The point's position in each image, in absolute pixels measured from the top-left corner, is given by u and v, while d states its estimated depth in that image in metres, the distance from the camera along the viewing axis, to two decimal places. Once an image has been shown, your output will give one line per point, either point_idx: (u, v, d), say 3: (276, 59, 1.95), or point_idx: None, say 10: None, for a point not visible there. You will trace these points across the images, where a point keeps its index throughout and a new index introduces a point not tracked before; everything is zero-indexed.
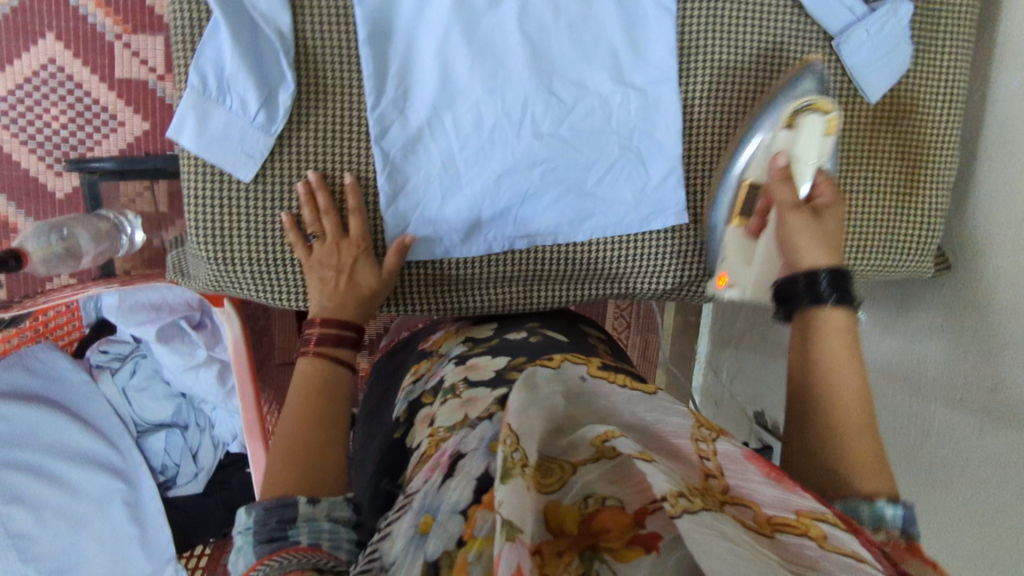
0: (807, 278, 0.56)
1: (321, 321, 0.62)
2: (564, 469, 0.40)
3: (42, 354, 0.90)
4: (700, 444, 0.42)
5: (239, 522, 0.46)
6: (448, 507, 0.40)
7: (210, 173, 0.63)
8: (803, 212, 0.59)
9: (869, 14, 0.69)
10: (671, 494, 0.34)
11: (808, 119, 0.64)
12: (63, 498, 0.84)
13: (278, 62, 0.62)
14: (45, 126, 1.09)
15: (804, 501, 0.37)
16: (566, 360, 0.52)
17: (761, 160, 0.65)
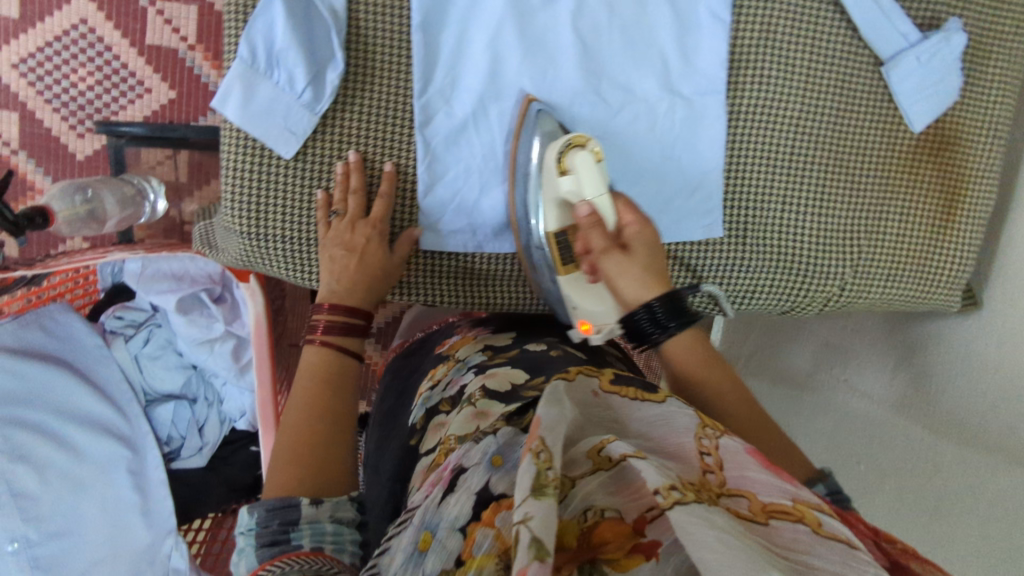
0: (646, 314, 0.53)
1: (329, 307, 0.61)
2: (564, 482, 0.39)
3: (58, 316, 0.89)
4: (702, 441, 0.42)
5: (241, 523, 0.48)
6: (448, 523, 0.41)
7: (251, 145, 0.62)
8: (616, 251, 0.56)
9: (922, 41, 0.67)
10: (663, 487, 0.34)
11: (577, 158, 0.60)
12: (67, 461, 0.83)
13: (329, 40, 0.61)
14: (72, 87, 1.08)
15: (800, 490, 0.38)
16: (581, 371, 0.49)
17: (556, 209, 0.62)
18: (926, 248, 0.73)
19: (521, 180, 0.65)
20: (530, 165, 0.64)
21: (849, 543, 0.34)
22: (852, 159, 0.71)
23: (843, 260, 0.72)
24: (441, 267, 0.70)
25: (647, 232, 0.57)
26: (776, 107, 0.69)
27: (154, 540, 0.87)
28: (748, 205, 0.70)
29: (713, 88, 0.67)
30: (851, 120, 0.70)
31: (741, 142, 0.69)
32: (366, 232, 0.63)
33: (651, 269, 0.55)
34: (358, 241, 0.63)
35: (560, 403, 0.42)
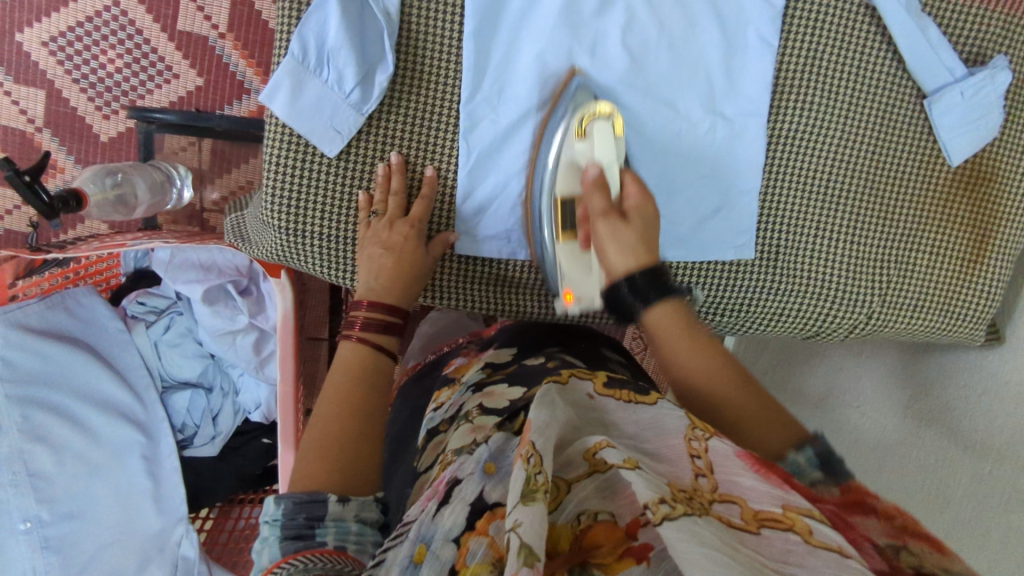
0: (625, 284, 0.53)
1: (369, 304, 0.61)
2: (559, 488, 0.39)
3: (81, 297, 0.89)
4: (693, 443, 0.41)
5: (267, 512, 0.48)
6: (442, 535, 0.39)
7: (296, 142, 0.63)
8: (613, 217, 0.56)
9: (967, 76, 0.67)
10: (652, 502, 0.33)
11: (598, 126, 0.61)
12: (83, 444, 0.83)
13: (380, 42, 0.62)
14: (100, 68, 1.08)
15: (790, 497, 0.37)
16: (572, 374, 0.50)
17: (567, 172, 0.61)
18: (956, 283, 0.73)
19: (542, 148, 0.64)
20: (551, 133, 0.63)
21: (840, 553, 0.33)
22: (889, 188, 0.71)
23: (873, 289, 0.72)
24: (467, 272, 0.70)
25: (647, 206, 0.58)
26: (818, 132, 0.69)
27: (165, 528, 0.87)
28: (782, 228, 0.70)
29: (756, 110, 0.68)
30: (891, 149, 0.70)
31: (780, 166, 0.69)
32: (404, 230, 0.63)
33: (646, 236, 0.56)
34: (395, 239, 0.62)
35: (551, 405, 0.42)
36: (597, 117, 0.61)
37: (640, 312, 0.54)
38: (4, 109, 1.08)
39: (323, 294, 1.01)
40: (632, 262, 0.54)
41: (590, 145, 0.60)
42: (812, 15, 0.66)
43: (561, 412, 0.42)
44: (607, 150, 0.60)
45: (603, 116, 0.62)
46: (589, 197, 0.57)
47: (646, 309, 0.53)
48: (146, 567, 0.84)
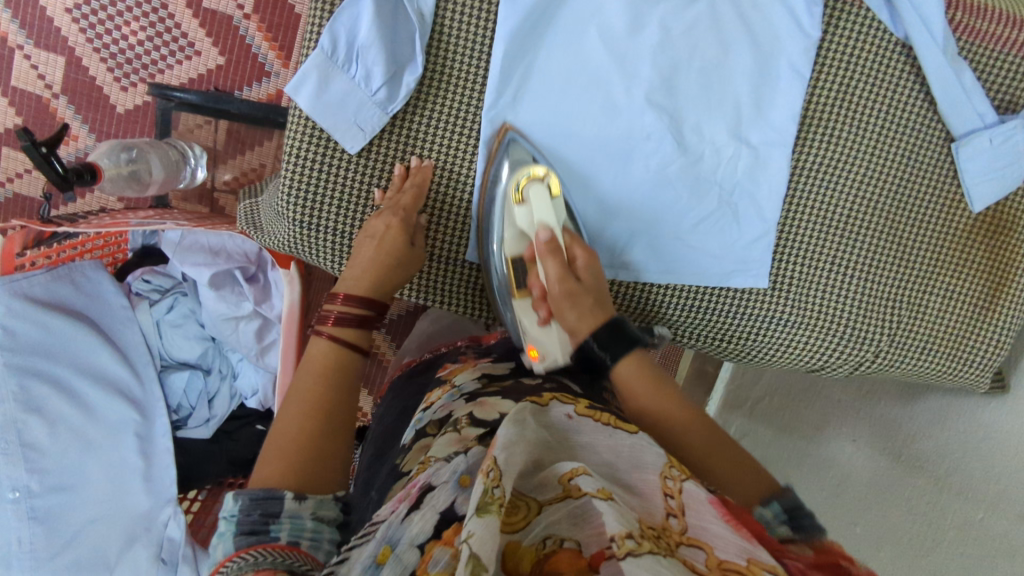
0: (591, 343, 0.60)
1: (343, 298, 0.60)
2: (530, 508, 0.39)
3: (89, 272, 0.88)
4: (667, 482, 0.41)
5: (223, 509, 0.47)
6: (409, 539, 0.40)
7: (318, 136, 0.62)
8: (570, 282, 0.61)
9: (997, 124, 0.67)
10: (619, 535, 0.33)
11: (533, 189, 0.63)
12: (78, 417, 0.83)
13: (411, 42, 0.61)
14: (122, 39, 1.08)
15: (757, 551, 0.36)
16: (556, 399, 0.49)
17: (516, 239, 0.64)
18: (966, 329, 0.72)
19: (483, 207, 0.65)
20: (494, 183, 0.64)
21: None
22: (908, 229, 0.70)
23: (882, 328, 0.71)
24: (478, 278, 0.69)
25: (594, 266, 0.63)
26: (842, 168, 0.68)
27: (153, 507, 0.86)
28: (798, 261, 0.69)
29: (782, 140, 0.67)
30: (913, 190, 0.70)
31: (801, 198, 0.68)
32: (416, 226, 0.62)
33: (598, 301, 0.61)
34: (393, 226, 0.61)
35: (523, 423, 0.44)
36: (531, 180, 0.63)
37: (607, 368, 0.59)
38: (23, 73, 1.08)
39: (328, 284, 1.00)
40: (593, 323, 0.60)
41: (529, 210, 0.63)
42: (846, 49, 0.66)
43: (532, 431, 0.43)
44: (547, 210, 0.63)
45: (536, 178, 0.63)
46: (546, 263, 0.61)
47: (613, 365, 0.59)
48: (131, 545, 0.83)
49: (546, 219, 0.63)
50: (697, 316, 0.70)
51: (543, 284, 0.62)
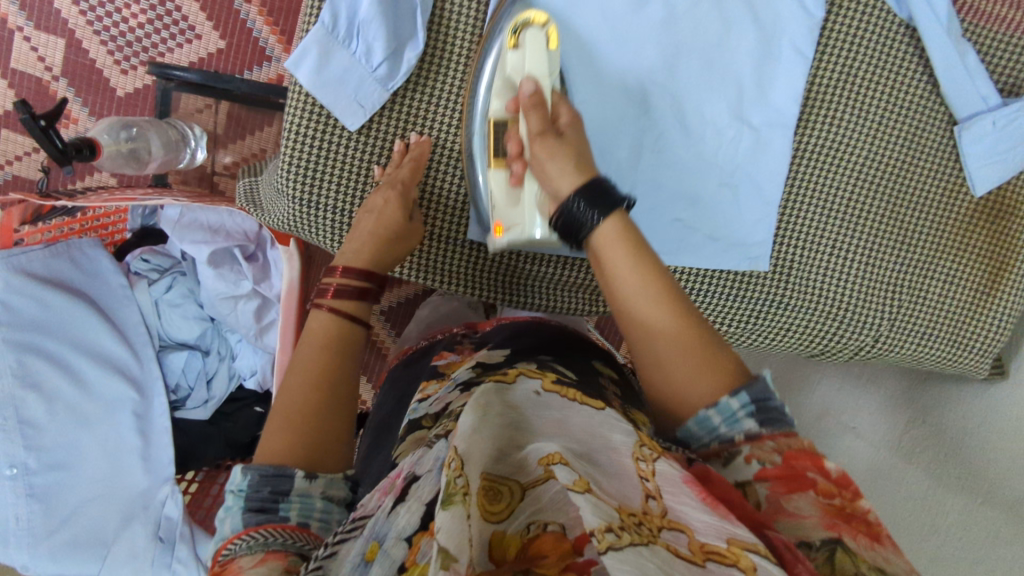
0: (573, 204, 0.52)
1: (342, 271, 0.60)
2: (514, 492, 0.38)
3: (87, 250, 0.88)
4: (640, 463, 0.40)
5: (232, 482, 0.48)
6: (396, 533, 0.39)
7: (318, 113, 0.62)
8: (548, 137, 0.54)
9: (1001, 107, 0.66)
10: (598, 529, 0.32)
11: (529, 36, 0.58)
12: (76, 394, 0.83)
13: (413, 19, 0.61)
14: (123, 22, 1.07)
15: (737, 531, 0.36)
16: (522, 374, 0.50)
17: (501, 91, 0.59)
18: (968, 313, 0.72)
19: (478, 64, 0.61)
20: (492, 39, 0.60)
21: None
22: (910, 211, 0.70)
23: (883, 311, 0.71)
24: (474, 258, 0.69)
25: (578, 127, 0.57)
26: (845, 150, 0.68)
27: (150, 488, 0.86)
28: (799, 243, 0.69)
29: (783, 122, 0.67)
30: (915, 172, 0.69)
31: (802, 180, 0.68)
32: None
33: (581, 156, 0.54)
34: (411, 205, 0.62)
35: (488, 409, 0.42)
36: (527, 27, 0.58)
37: (587, 231, 0.52)
38: (22, 55, 1.07)
39: None
40: (575, 179, 0.53)
41: (520, 58, 0.58)
42: (850, 30, 0.66)
43: (496, 416, 0.42)
44: (539, 63, 0.58)
45: (535, 25, 0.58)
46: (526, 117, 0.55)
47: (594, 227, 0.52)
48: (129, 524, 0.83)
49: (534, 73, 0.57)
50: (695, 299, 0.70)
51: (521, 139, 0.57)
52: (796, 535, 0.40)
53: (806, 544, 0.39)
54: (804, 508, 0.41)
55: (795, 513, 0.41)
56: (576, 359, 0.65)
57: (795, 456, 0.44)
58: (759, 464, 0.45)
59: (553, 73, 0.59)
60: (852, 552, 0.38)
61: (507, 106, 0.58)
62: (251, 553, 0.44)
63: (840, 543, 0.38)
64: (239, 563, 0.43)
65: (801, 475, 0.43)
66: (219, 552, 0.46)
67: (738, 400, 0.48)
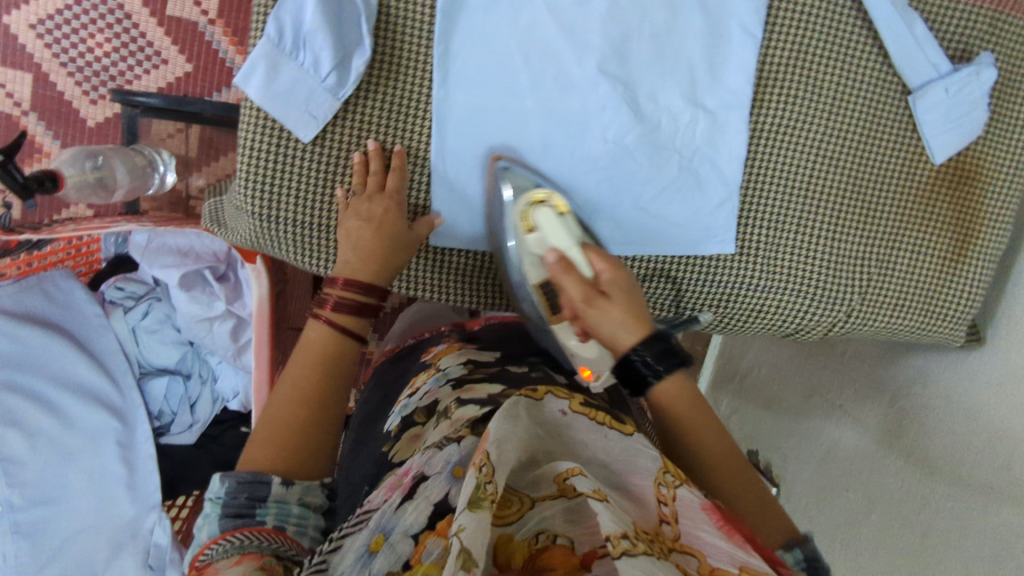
0: (633, 359, 0.54)
1: (343, 283, 0.59)
2: (524, 502, 0.42)
3: (60, 282, 0.89)
4: (661, 488, 0.42)
5: (211, 490, 0.47)
6: (403, 529, 0.41)
7: (271, 128, 0.62)
8: (596, 302, 0.55)
9: (952, 73, 0.67)
10: (614, 536, 0.35)
11: (540, 215, 0.62)
12: (57, 428, 0.82)
13: (358, 27, 0.61)
14: (88, 52, 1.07)
15: (750, 558, 0.37)
16: (549, 393, 0.48)
17: (535, 267, 0.63)
18: (936, 281, 0.72)
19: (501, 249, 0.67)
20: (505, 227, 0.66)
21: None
22: (871, 184, 0.70)
23: (852, 286, 0.71)
24: (454, 265, 0.70)
25: (622, 276, 0.58)
26: (802, 128, 0.68)
27: (138, 515, 0.86)
28: (763, 223, 0.69)
29: (737, 104, 0.67)
30: (873, 145, 0.70)
31: (762, 160, 0.68)
32: (386, 205, 0.62)
33: (633, 310, 0.56)
34: (377, 214, 0.62)
35: (516, 417, 0.44)
36: (539, 206, 0.62)
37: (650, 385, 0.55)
38: None
39: (305, 282, 1.05)
40: (632, 337, 0.55)
41: (541, 237, 0.62)
42: (796, 9, 0.66)
43: (524, 428, 0.45)
44: (558, 234, 0.61)
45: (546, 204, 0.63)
46: (563, 282, 0.57)
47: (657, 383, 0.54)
48: (117, 554, 0.84)
49: (560, 246, 0.60)
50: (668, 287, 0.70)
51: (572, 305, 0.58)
52: None
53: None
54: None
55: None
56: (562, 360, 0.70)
57: None
58: None
59: (576, 232, 0.62)
60: None
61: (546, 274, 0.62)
62: (226, 556, 0.43)
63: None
64: (216, 565, 0.42)
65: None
66: (194, 561, 0.45)
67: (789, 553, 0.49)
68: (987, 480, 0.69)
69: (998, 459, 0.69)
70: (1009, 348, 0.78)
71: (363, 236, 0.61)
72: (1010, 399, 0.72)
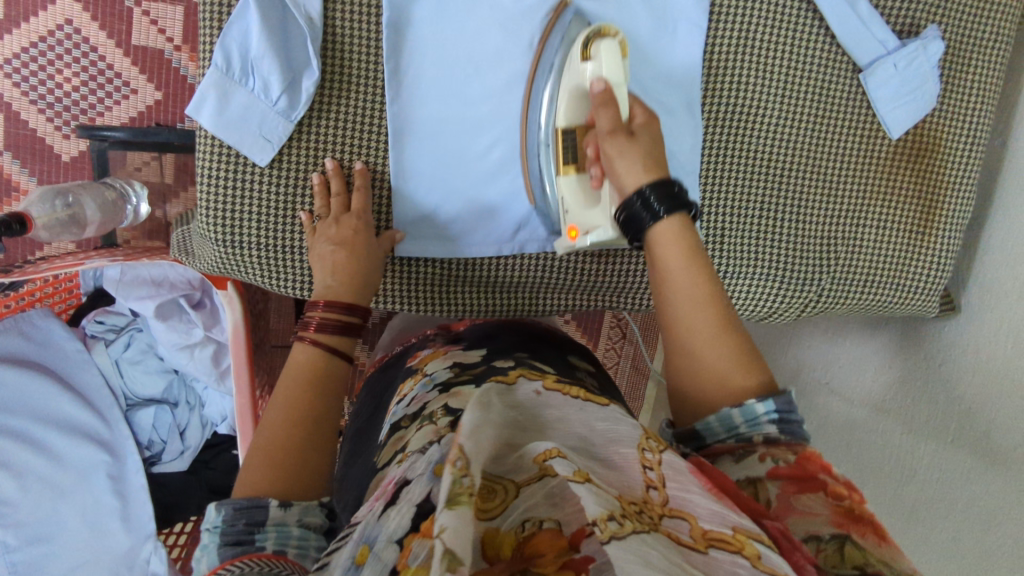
0: (638, 198, 0.54)
1: (325, 305, 0.59)
2: (508, 490, 0.37)
3: (37, 320, 0.88)
4: (645, 454, 0.41)
5: (207, 520, 0.46)
6: (386, 536, 0.38)
7: (226, 154, 0.62)
8: (619, 138, 0.56)
9: (899, 49, 0.68)
10: (600, 518, 0.32)
11: (603, 46, 0.58)
12: (44, 466, 0.84)
13: (305, 47, 0.61)
14: (56, 87, 1.07)
15: (740, 520, 0.37)
16: (523, 374, 0.46)
17: (570, 102, 0.60)
18: (904, 255, 0.73)
19: (532, 107, 0.65)
20: (547, 71, 0.64)
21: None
22: (832, 164, 0.71)
23: (821, 265, 0.72)
24: (432, 275, 0.70)
25: (653, 127, 0.58)
26: (757, 115, 0.69)
27: (134, 546, 0.86)
28: (727, 211, 0.70)
29: (687, 94, 0.68)
30: (831, 125, 0.70)
31: (720, 150, 0.69)
32: (353, 225, 0.62)
33: (649, 157, 0.56)
34: (342, 230, 0.62)
35: (489, 405, 0.40)
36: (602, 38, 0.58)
37: (649, 226, 0.54)
38: None
39: (287, 299, 1.05)
40: (643, 178, 0.54)
41: (596, 65, 0.57)
42: None
43: (498, 414, 0.40)
44: (615, 69, 0.57)
45: (606, 36, 0.59)
46: (596, 115, 0.56)
47: (655, 222, 0.53)
48: None
49: (613, 79, 0.57)
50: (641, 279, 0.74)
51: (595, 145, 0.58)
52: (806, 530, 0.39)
53: (815, 537, 0.38)
54: (814, 506, 0.40)
55: (804, 512, 0.40)
56: (548, 349, 0.69)
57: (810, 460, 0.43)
58: (773, 462, 0.44)
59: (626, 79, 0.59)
60: (863, 547, 0.37)
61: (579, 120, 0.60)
62: None
63: (848, 537, 0.38)
64: None
65: (813, 476, 0.42)
66: None
67: (764, 404, 0.47)
68: (971, 443, 0.69)
69: (973, 419, 0.70)
70: (977, 310, 0.78)
71: (329, 252, 0.61)
72: (980, 362, 0.73)
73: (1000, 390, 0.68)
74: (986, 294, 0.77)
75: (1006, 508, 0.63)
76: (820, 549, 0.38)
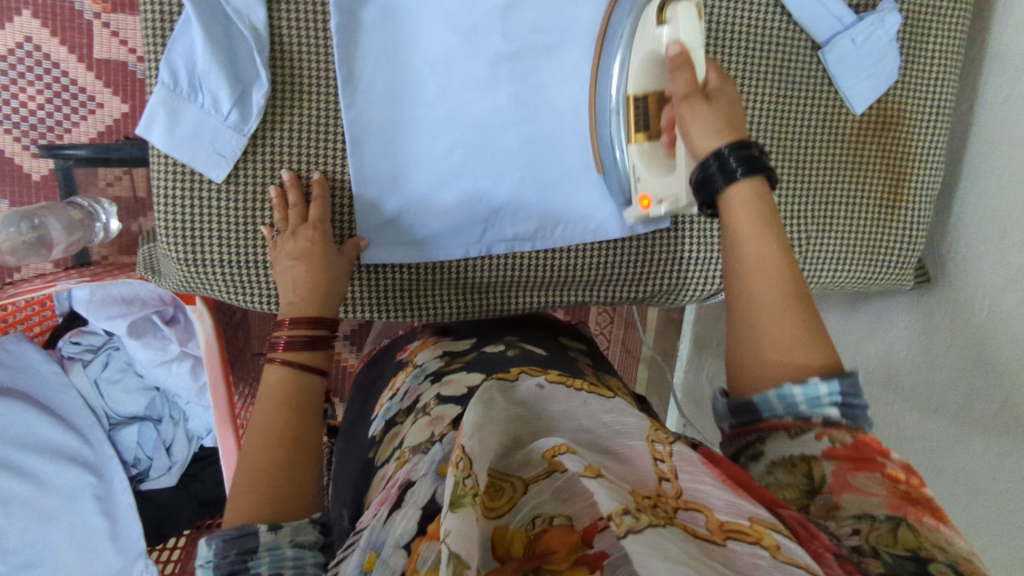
0: (716, 157, 0.54)
1: (291, 322, 0.59)
2: (515, 488, 0.36)
3: (10, 345, 0.88)
4: (656, 445, 0.39)
5: (199, 556, 0.45)
6: (394, 541, 0.38)
7: (182, 172, 0.61)
8: (697, 100, 0.56)
9: (857, 23, 0.67)
10: (615, 512, 0.31)
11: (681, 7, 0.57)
12: (30, 491, 0.84)
13: (252, 59, 0.60)
14: (22, 106, 1.05)
15: (755, 509, 0.35)
16: (522, 370, 0.43)
17: (643, 69, 0.59)
18: (876, 229, 0.73)
19: (601, 74, 0.64)
20: (615, 40, 0.62)
21: (807, 569, 0.32)
22: (799, 142, 0.70)
23: (795, 244, 0.71)
24: (408, 281, 0.70)
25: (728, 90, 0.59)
26: None
27: (126, 565, 0.86)
28: None
29: None
30: (794, 104, 0.70)
31: None
32: (311, 235, 0.61)
33: (726, 118, 0.56)
34: (303, 242, 0.61)
35: (492, 403, 0.39)
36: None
37: (722, 185, 0.53)
38: None
39: None
40: (720, 137, 0.55)
41: (675, 26, 0.57)
42: None
43: (500, 410, 0.39)
44: (694, 32, 0.57)
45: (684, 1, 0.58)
46: (674, 78, 0.57)
47: (734, 180, 0.53)
48: None
49: (693, 43, 0.57)
50: (619, 268, 0.73)
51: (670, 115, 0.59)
52: (857, 512, 0.40)
53: (870, 517, 0.40)
54: (871, 486, 0.42)
55: (861, 490, 0.42)
56: (541, 334, 0.71)
57: (870, 441, 0.44)
58: (830, 441, 0.45)
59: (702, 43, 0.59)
60: (917, 530, 0.38)
61: (647, 83, 0.60)
62: None
63: (903, 520, 0.39)
64: None
65: (871, 458, 0.43)
66: None
67: (828, 385, 0.47)
68: (953, 414, 0.69)
69: (952, 387, 0.70)
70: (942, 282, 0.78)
71: (296, 263, 0.60)
72: (954, 329, 0.73)
73: (974, 358, 0.68)
74: (954, 258, 0.77)
75: (987, 478, 0.63)
76: (872, 528, 0.39)
